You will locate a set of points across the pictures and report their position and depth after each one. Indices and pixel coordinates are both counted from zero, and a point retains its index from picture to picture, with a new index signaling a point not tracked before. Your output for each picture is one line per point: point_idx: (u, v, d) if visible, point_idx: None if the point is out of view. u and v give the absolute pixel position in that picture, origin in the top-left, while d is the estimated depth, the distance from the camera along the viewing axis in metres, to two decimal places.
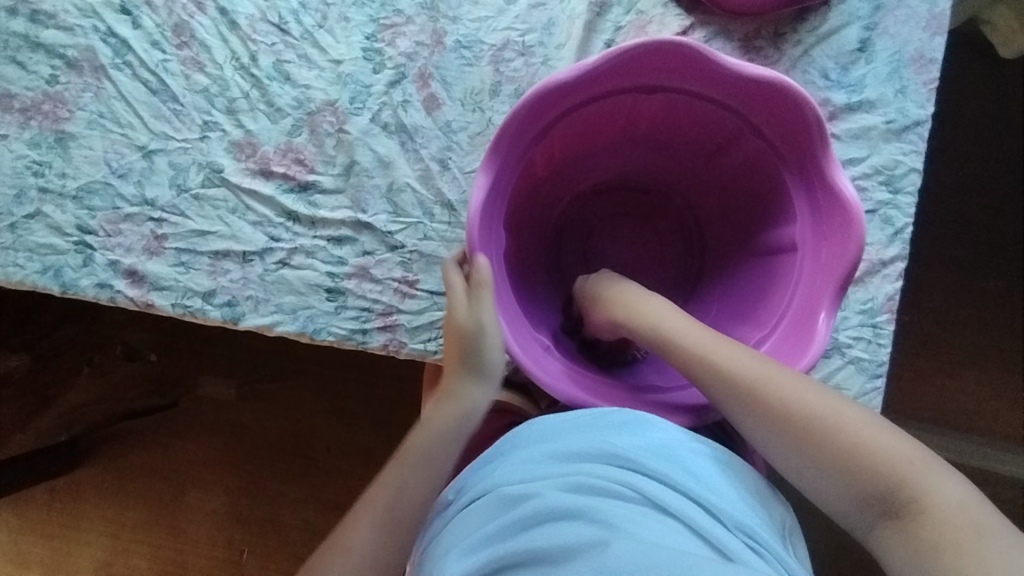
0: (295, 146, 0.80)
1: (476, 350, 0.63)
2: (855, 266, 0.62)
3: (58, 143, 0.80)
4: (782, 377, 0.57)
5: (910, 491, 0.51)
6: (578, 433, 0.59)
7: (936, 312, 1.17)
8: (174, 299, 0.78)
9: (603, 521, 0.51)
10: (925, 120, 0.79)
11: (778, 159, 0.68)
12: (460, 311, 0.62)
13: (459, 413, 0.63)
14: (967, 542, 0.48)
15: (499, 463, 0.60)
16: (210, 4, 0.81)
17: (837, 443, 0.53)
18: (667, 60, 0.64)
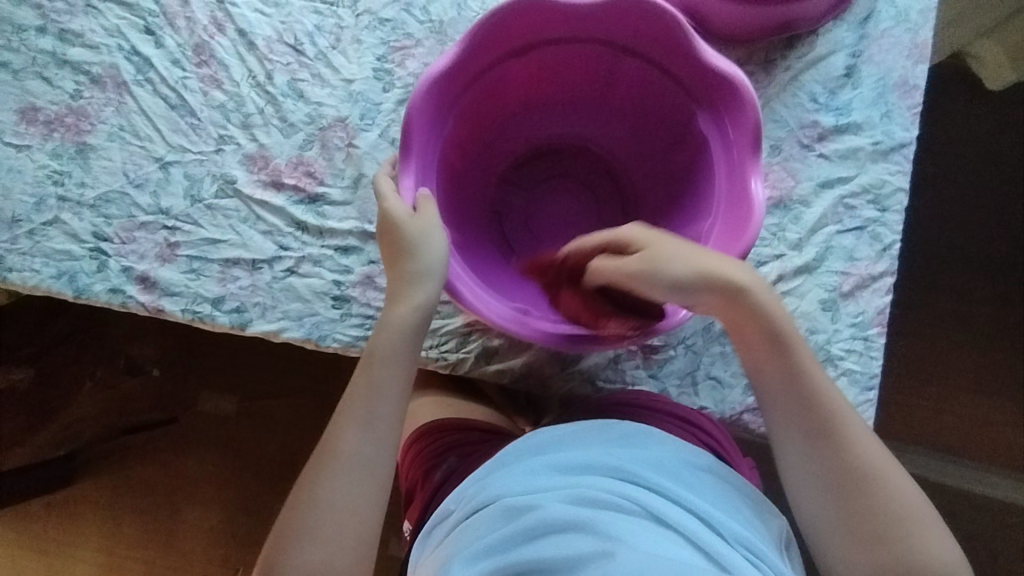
0: (306, 159, 0.84)
1: (408, 258, 0.63)
2: (758, 124, 0.65)
3: (79, 154, 0.84)
4: (852, 416, 0.63)
5: (902, 545, 0.59)
6: (579, 448, 0.62)
7: (929, 333, 1.19)
8: (185, 305, 0.81)
9: (604, 530, 0.53)
10: (910, 142, 0.82)
11: (667, 73, 0.74)
12: (398, 215, 0.63)
13: (397, 331, 0.63)
14: (913, 538, 0.59)
15: (500, 475, 0.62)
16: (231, 26, 0.85)
17: (857, 449, 0.62)
18: (532, 20, 0.69)
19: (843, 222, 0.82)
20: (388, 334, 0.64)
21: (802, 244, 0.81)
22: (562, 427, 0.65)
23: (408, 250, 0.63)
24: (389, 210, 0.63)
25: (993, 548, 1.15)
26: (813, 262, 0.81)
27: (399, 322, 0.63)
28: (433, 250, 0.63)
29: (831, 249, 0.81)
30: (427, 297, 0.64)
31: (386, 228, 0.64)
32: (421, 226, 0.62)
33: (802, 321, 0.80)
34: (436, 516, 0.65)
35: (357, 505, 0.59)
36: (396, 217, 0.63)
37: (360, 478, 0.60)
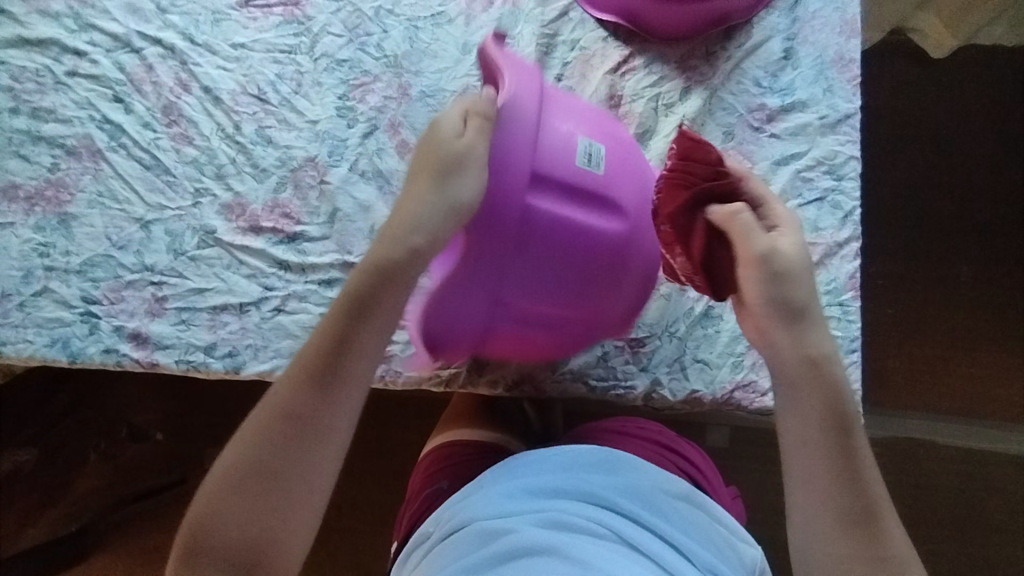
0: (281, 201, 0.86)
1: (443, 159, 0.61)
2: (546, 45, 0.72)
3: (61, 224, 0.86)
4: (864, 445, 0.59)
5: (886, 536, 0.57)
6: (554, 472, 0.65)
7: (911, 298, 1.21)
8: (178, 355, 0.82)
9: (574, 556, 0.55)
10: (855, 112, 0.86)
11: None
12: (446, 127, 0.62)
13: (410, 218, 0.62)
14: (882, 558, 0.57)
15: (477, 499, 0.64)
16: (196, 85, 0.89)
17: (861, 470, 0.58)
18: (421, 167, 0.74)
19: (802, 196, 0.85)
20: (408, 218, 0.62)
21: None
22: (541, 450, 0.67)
23: (445, 164, 0.61)
24: (438, 131, 0.63)
25: (1006, 502, 1.15)
26: None
27: (413, 211, 0.62)
28: (456, 158, 0.61)
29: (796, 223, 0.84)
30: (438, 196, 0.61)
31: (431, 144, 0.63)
32: (469, 146, 0.61)
33: None
34: (414, 540, 0.68)
35: (365, 334, 0.62)
36: (442, 138, 0.62)
37: (369, 313, 0.62)
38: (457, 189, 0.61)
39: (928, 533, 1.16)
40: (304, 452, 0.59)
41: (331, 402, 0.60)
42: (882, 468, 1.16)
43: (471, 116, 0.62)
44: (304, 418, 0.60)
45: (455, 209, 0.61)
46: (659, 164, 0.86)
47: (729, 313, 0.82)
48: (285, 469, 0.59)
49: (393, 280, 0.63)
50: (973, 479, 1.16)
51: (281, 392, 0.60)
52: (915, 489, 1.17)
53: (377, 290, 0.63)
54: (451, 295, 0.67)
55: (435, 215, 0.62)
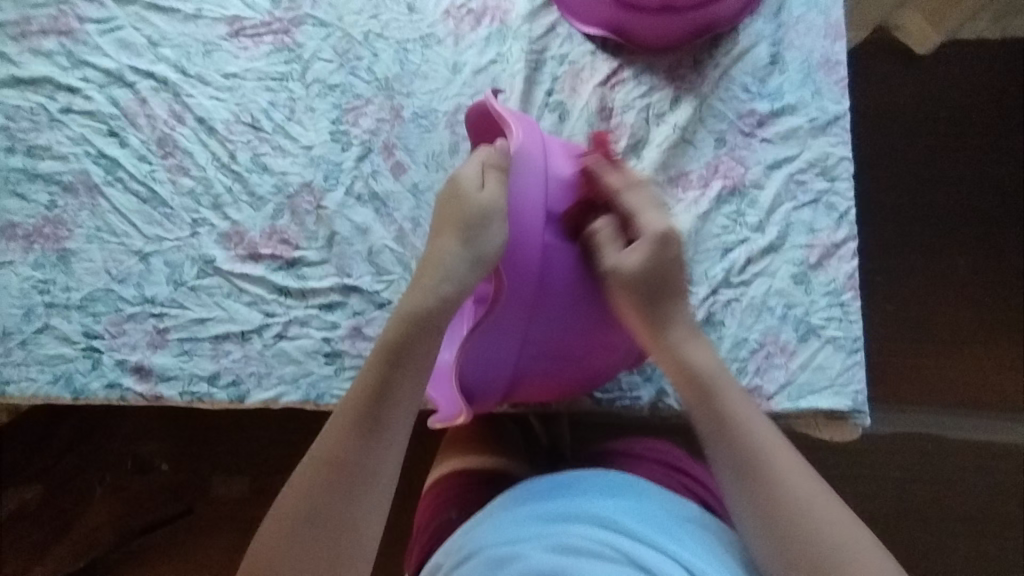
0: (279, 228, 0.87)
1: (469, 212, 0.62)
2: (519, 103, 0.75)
3: (60, 260, 0.86)
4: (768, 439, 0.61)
5: (812, 541, 0.56)
6: (563, 499, 0.63)
7: (911, 294, 1.21)
8: (182, 387, 0.82)
9: None
10: (844, 113, 0.87)
11: None
12: (466, 181, 0.63)
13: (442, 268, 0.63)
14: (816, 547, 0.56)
15: (485, 530, 0.63)
16: (190, 116, 0.90)
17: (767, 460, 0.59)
18: None
19: (797, 198, 0.85)
20: (437, 270, 0.63)
21: (764, 225, 0.85)
22: (551, 478, 0.67)
23: (470, 218, 0.62)
24: (459, 186, 0.64)
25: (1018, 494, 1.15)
26: (777, 241, 0.84)
27: (444, 260, 0.63)
28: (483, 209, 0.62)
29: (792, 225, 0.85)
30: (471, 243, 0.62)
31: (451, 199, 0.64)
32: (491, 197, 0.62)
33: (778, 298, 0.83)
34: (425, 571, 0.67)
35: (410, 379, 0.61)
36: (464, 191, 0.63)
37: (412, 356, 0.61)
38: (486, 240, 0.62)
39: (942, 529, 1.15)
40: (356, 501, 0.57)
41: (380, 446, 0.59)
42: (891, 464, 1.16)
43: (488, 170, 0.64)
44: (354, 467, 0.58)
45: (484, 257, 0.62)
46: (653, 173, 0.86)
47: (730, 319, 0.83)
48: (337, 521, 0.57)
49: (431, 325, 0.62)
50: (983, 472, 1.16)
51: (334, 442, 0.58)
52: (927, 486, 1.16)
53: (418, 335, 0.62)
54: (487, 338, 0.66)
55: (464, 263, 0.63)
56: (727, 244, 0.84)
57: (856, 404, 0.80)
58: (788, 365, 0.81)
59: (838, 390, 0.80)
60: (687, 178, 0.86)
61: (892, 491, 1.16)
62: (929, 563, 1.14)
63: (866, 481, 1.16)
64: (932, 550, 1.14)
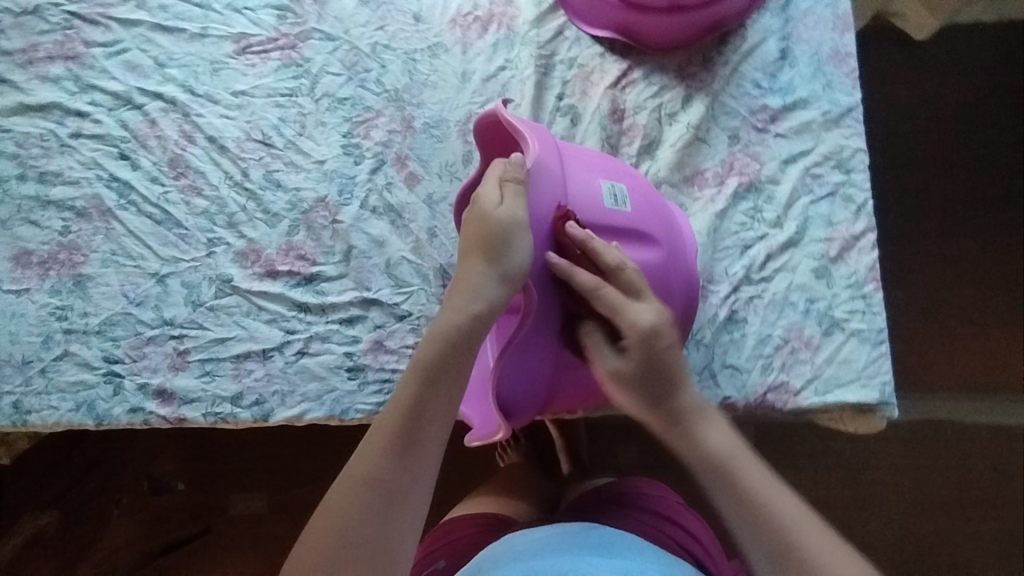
0: (295, 243, 0.86)
1: (492, 230, 0.61)
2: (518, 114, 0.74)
3: (77, 286, 0.86)
4: (783, 515, 0.56)
5: None
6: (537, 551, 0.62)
7: (924, 282, 1.21)
8: (205, 408, 0.82)
9: None
10: (856, 105, 0.87)
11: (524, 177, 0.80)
12: (486, 198, 0.62)
13: (470, 289, 0.62)
14: None
15: None
16: (200, 135, 0.89)
17: (778, 525, 0.56)
18: None
19: (813, 192, 0.85)
20: (463, 293, 0.62)
21: (782, 220, 0.84)
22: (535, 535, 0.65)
23: (496, 236, 0.61)
24: (479, 203, 0.62)
25: None
26: (796, 236, 0.84)
27: (472, 281, 0.62)
28: (508, 228, 0.61)
29: (810, 219, 0.84)
30: (498, 261, 0.61)
31: (472, 218, 0.62)
32: (511, 212, 0.61)
33: (800, 293, 0.83)
34: None
35: (443, 398, 0.60)
36: (485, 208, 0.62)
37: (441, 377, 0.60)
38: (514, 259, 0.61)
39: (963, 517, 1.15)
40: (393, 522, 0.56)
41: (416, 468, 0.57)
42: (911, 453, 1.16)
43: (507, 183, 0.63)
44: (390, 490, 0.56)
45: (510, 273, 0.61)
46: (668, 173, 0.86)
47: (753, 316, 0.82)
48: (371, 547, 0.54)
49: (460, 345, 0.61)
50: (1003, 458, 1.16)
51: (363, 468, 0.57)
52: (947, 474, 1.16)
53: (453, 357, 0.61)
54: (521, 351, 0.65)
55: (492, 281, 0.61)
56: (746, 241, 0.84)
57: (884, 396, 0.80)
58: (813, 360, 0.81)
59: (865, 383, 0.80)
60: (702, 177, 0.86)
61: (912, 480, 1.16)
62: (953, 551, 1.14)
63: (889, 471, 1.16)
64: (955, 537, 1.14)
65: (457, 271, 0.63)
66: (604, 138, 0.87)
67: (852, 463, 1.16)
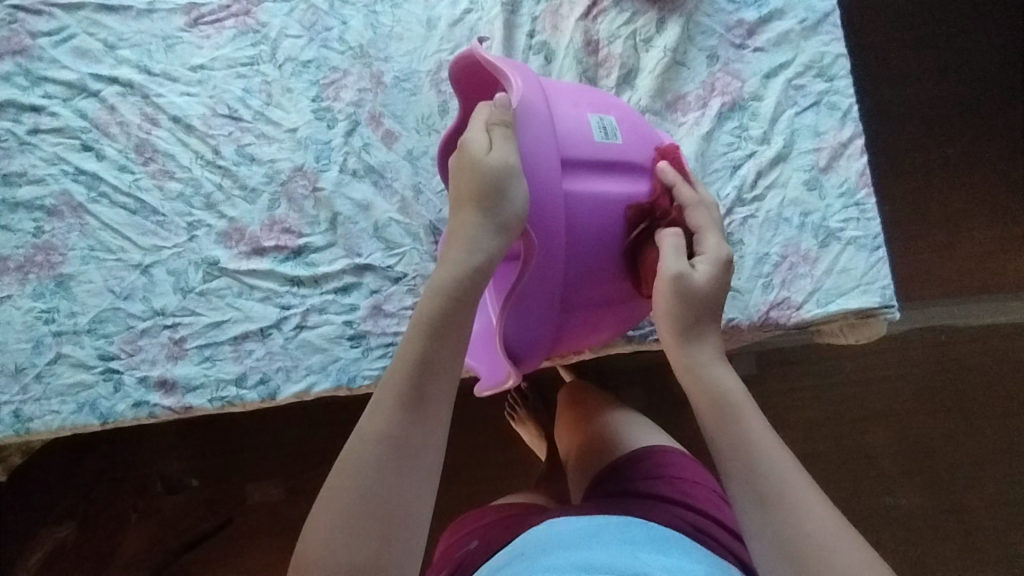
0: (278, 217, 0.84)
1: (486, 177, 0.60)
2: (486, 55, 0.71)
3: (60, 286, 0.83)
4: (769, 449, 0.53)
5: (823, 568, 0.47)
6: (560, 549, 0.58)
7: (909, 189, 1.21)
8: (209, 394, 0.80)
9: None
10: (833, 9, 0.85)
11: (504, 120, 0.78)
12: (475, 146, 0.61)
13: (467, 242, 0.60)
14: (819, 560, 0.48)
15: (514, 569, 0.58)
16: (163, 117, 0.86)
17: (761, 466, 0.53)
18: None
19: (798, 103, 0.84)
20: (460, 246, 0.60)
21: (769, 136, 0.83)
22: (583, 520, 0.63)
23: (488, 182, 0.59)
24: (466, 152, 0.61)
25: None
26: (784, 150, 0.83)
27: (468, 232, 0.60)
28: (500, 174, 0.60)
29: (797, 132, 0.83)
30: (492, 209, 0.60)
31: (461, 170, 0.61)
32: (502, 157, 0.60)
33: (793, 208, 0.82)
34: None
35: (448, 349, 0.58)
36: (474, 156, 0.60)
37: (445, 332, 0.58)
38: (508, 204, 0.60)
39: (965, 414, 1.17)
40: (405, 480, 0.53)
41: (425, 421, 0.55)
42: (909, 358, 1.18)
43: (493, 128, 0.62)
44: (401, 445, 0.54)
45: (508, 221, 0.60)
46: (650, 102, 0.84)
47: (749, 236, 0.82)
48: (391, 501, 0.52)
49: (462, 299, 0.59)
50: (999, 351, 1.18)
51: (372, 422, 0.55)
52: (946, 374, 1.18)
53: (456, 309, 0.59)
54: (522, 299, 0.64)
55: (489, 230, 0.60)
56: (735, 161, 0.83)
57: (885, 299, 0.80)
58: (813, 273, 0.81)
59: (866, 289, 0.80)
60: (685, 102, 0.84)
61: (913, 383, 1.18)
62: (959, 447, 1.16)
63: (889, 378, 1.18)
64: (959, 433, 1.17)
65: (452, 225, 0.62)
66: (581, 73, 0.84)
67: (852, 374, 1.18)
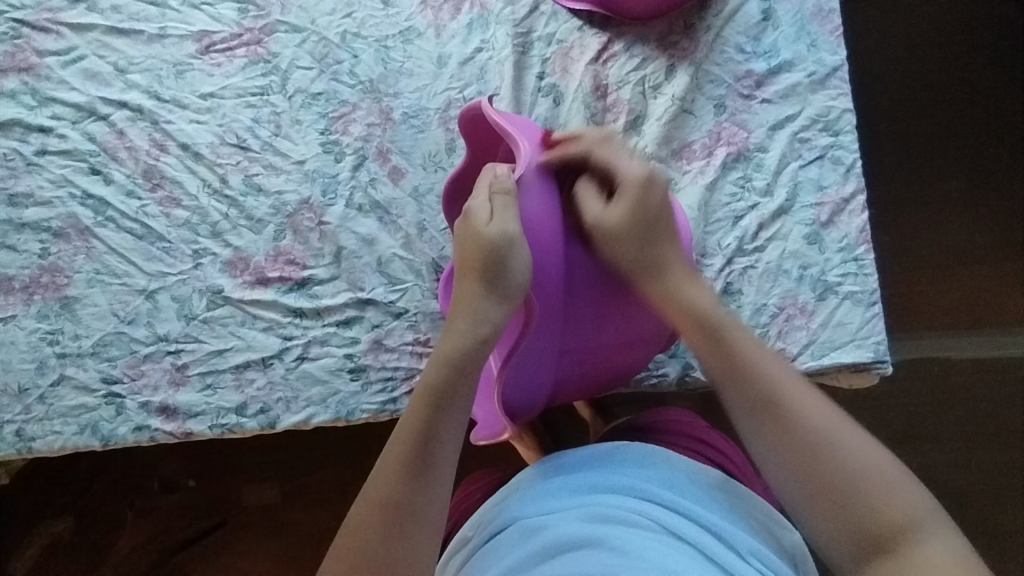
0: (283, 248, 0.85)
1: (491, 251, 0.62)
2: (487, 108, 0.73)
3: (64, 309, 0.84)
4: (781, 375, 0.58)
5: (845, 469, 0.54)
6: (557, 475, 0.65)
7: (908, 225, 1.22)
8: (210, 421, 0.82)
9: (617, 545, 0.54)
10: (841, 64, 0.86)
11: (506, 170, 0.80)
12: (480, 217, 0.64)
13: (471, 314, 0.62)
14: (842, 464, 0.54)
15: (515, 498, 0.65)
16: (172, 143, 0.86)
17: (779, 396, 0.57)
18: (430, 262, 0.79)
19: (802, 156, 0.84)
20: (466, 315, 0.62)
21: (772, 188, 0.84)
22: (571, 454, 0.67)
23: (493, 254, 0.62)
24: (470, 220, 0.64)
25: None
26: (786, 203, 0.84)
27: (472, 305, 0.63)
28: (504, 248, 0.62)
29: (800, 185, 0.84)
30: (495, 281, 0.62)
31: (467, 237, 0.64)
32: (503, 227, 0.62)
33: (793, 260, 0.83)
34: (456, 542, 0.68)
35: (451, 418, 0.59)
36: (477, 226, 0.63)
37: (449, 402, 0.60)
38: (509, 275, 0.62)
39: (954, 450, 1.18)
40: (412, 532, 0.56)
41: (432, 481, 0.57)
42: (902, 392, 1.19)
43: (496, 197, 0.64)
44: (407, 501, 0.56)
45: (509, 287, 0.62)
46: (656, 149, 0.84)
47: (748, 287, 0.83)
48: (398, 553, 0.55)
49: (466, 366, 0.61)
50: (992, 389, 1.19)
51: (380, 482, 0.57)
52: (937, 408, 1.19)
53: (459, 378, 0.60)
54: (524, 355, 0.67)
55: (492, 302, 0.62)
56: (737, 212, 0.84)
57: (879, 355, 0.81)
58: (809, 326, 0.82)
59: (860, 343, 0.81)
60: (690, 150, 0.85)
61: (904, 418, 1.18)
62: (947, 484, 1.17)
63: (880, 411, 1.18)
64: (948, 469, 1.17)
65: (457, 292, 0.64)
66: (589, 117, 0.85)
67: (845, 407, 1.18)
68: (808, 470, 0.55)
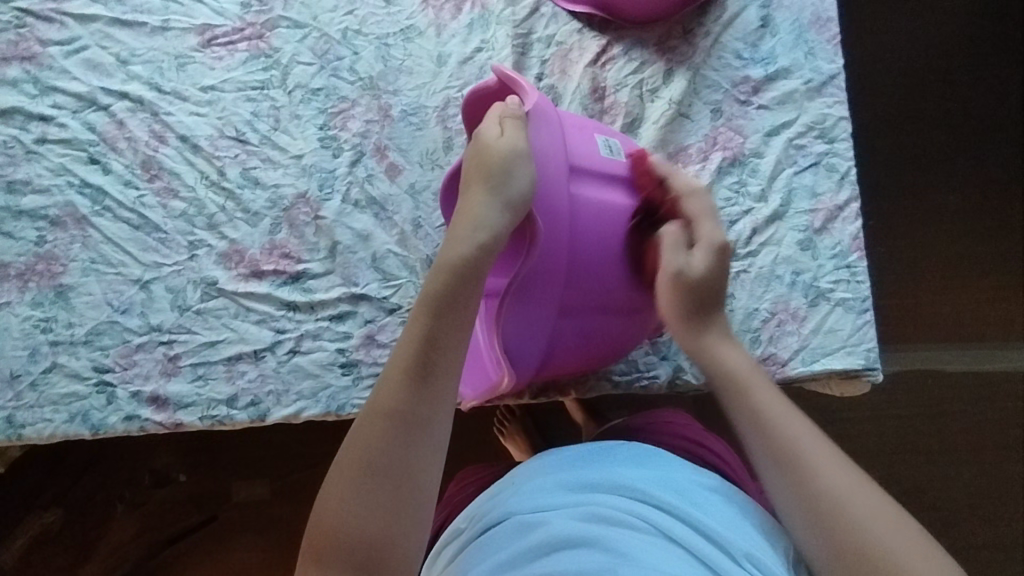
0: (278, 241, 0.85)
1: (497, 163, 0.62)
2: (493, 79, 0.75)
3: (59, 297, 0.84)
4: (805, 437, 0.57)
5: (854, 529, 0.52)
6: (554, 473, 0.65)
7: (904, 236, 1.22)
8: (200, 412, 0.82)
9: (611, 545, 0.54)
10: (838, 72, 0.86)
11: None
12: (488, 132, 0.64)
13: (472, 221, 0.61)
14: (854, 526, 0.52)
15: (510, 495, 0.65)
16: (172, 135, 0.87)
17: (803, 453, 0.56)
18: None
19: (797, 163, 0.85)
20: (468, 223, 0.61)
21: (767, 194, 0.84)
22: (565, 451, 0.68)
23: (499, 164, 0.62)
24: (479, 138, 0.64)
25: (1017, 419, 1.19)
26: (780, 209, 0.84)
27: (475, 215, 0.61)
28: (509, 161, 0.62)
29: (794, 191, 0.84)
30: (501, 189, 0.61)
31: (474, 155, 0.64)
32: (512, 142, 0.63)
33: (786, 266, 0.83)
34: (449, 534, 0.68)
35: (454, 328, 0.59)
36: (486, 141, 0.63)
37: (453, 308, 0.60)
38: (513, 184, 0.62)
39: (946, 462, 1.18)
40: (415, 443, 0.56)
41: (435, 391, 0.57)
42: (895, 403, 1.19)
43: (505, 120, 0.65)
44: (410, 411, 0.56)
45: (515, 198, 0.61)
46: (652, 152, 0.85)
47: (740, 291, 0.83)
48: (400, 464, 0.55)
49: (467, 272, 0.60)
50: (985, 403, 1.19)
51: (383, 396, 0.57)
52: (930, 420, 1.19)
53: (460, 286, 0.60)
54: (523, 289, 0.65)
55: (495, 209, 0.61)
56: (732, 217, 0.84)
57: (869, 362, 0.81)
58: (800, 331, 0.82)
59: (851, 350, 0.81)
60: (686, 153, 0.85)
61: (897, 430, 1.18)
62: (938, 496, 1.17)
63: (873, 422, 1.18)
64: (939, 481, 1.17)
65: (460, 204, 0.64)
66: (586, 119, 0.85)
67: (839, 416, 1.18)
68: (819, 523, 0.54)
